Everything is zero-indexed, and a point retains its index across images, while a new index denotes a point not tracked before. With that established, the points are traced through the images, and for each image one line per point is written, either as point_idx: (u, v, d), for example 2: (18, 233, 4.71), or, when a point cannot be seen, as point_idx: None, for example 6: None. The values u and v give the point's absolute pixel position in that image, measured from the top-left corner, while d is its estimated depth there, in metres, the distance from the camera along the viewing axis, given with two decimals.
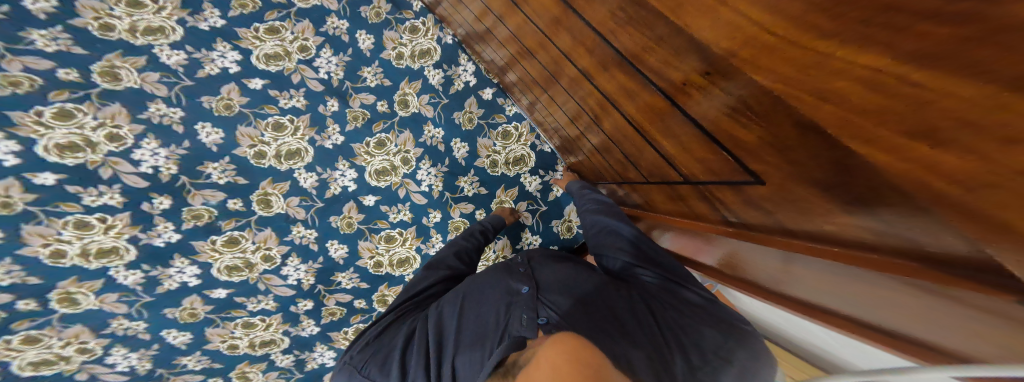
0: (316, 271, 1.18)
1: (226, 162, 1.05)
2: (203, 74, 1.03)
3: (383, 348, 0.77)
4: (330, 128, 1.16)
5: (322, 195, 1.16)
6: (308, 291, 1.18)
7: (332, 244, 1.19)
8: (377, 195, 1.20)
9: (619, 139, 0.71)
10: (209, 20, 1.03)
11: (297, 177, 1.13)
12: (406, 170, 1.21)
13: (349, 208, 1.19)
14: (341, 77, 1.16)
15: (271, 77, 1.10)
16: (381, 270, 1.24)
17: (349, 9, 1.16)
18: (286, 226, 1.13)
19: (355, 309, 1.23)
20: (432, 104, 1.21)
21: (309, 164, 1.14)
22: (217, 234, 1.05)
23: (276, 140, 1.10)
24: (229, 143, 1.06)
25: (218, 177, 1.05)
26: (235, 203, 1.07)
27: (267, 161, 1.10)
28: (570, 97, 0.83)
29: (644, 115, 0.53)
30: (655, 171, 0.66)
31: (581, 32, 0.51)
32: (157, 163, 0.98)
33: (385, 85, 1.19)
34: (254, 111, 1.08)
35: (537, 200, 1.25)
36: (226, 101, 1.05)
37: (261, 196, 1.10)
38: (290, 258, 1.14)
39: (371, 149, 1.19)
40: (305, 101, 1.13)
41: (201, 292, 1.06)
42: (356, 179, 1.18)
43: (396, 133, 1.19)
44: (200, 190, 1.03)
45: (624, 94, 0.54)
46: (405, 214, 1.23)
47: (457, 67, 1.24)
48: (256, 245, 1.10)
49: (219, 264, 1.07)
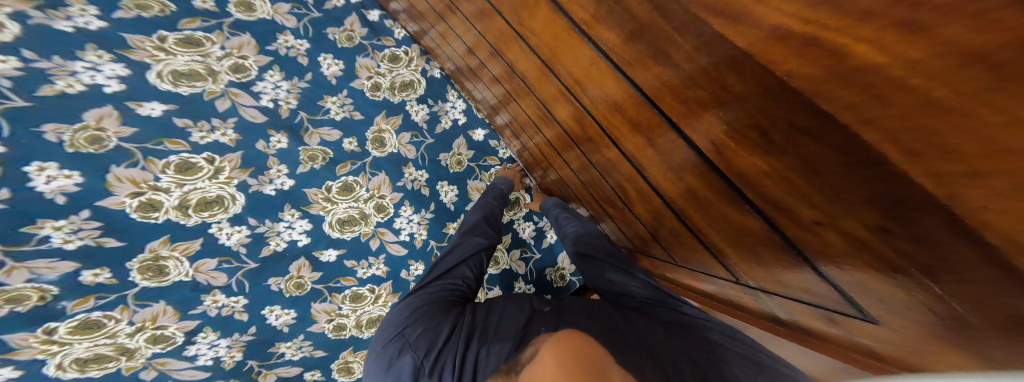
0: (244, 345, 0.90)
1: (83, 218, 0.73)
2: (50, 91, 0.70)
3: (422, 325, 0.67)
4: (273, 170, 0.92)
5: (256, 254, 0.90)
6: (234, 369, 0.89)
7: (273, 311, 0.92)
8: (341, 248, 0.99)
9: (642, 213, 0.70)
10: (76, 20, 0.74)
11: (215, 232, 0.86)
12: (379, 219, 1.04)
13: (297, 267, 0.95)
14: (294, 106, 0.96)
15: (181, 102, 0.83)
16: (342, 334, 1.01)
17: (312, 29, 1.00)
18: (192, 297, 0.84)
19: None
20: (415, 144, 1.10)
21: (238, 215, 0.88)
22: (57, 321, 0.71)
23: (179, 186, 0.82)
24: (93, 192, 0.74)
25: (63, 240, 0.71)
26: (97, 274, 0.74)
27: (161, 213, 0.80)
28: (579, 154, 0.77)
29: (705, 219, 0.50)
30: (691, 253, 0.65)
31: (659, 134, 0.44)
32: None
33: (355, 118, 1.03)
34: (142, 147, 0.78)
35: (531, 247, 1.20)
36: (92, 133, 0.74)
37: (149, 261, 0.79)
38: (200, 333, 0.85)
39: (334, 195, 0.98)
40: (235, 135, 0.89)
41: None
42: (310, 231, 0.96)
43: (367, 175, 1.02)
44: (23, 261, 0.68)
45: (689, 195, 0.49)
46: (379, 268, 1.04)
47: (445, 103, 1.16)
48: (137, 326, 0.78)
49: (60, 358, 0.72)
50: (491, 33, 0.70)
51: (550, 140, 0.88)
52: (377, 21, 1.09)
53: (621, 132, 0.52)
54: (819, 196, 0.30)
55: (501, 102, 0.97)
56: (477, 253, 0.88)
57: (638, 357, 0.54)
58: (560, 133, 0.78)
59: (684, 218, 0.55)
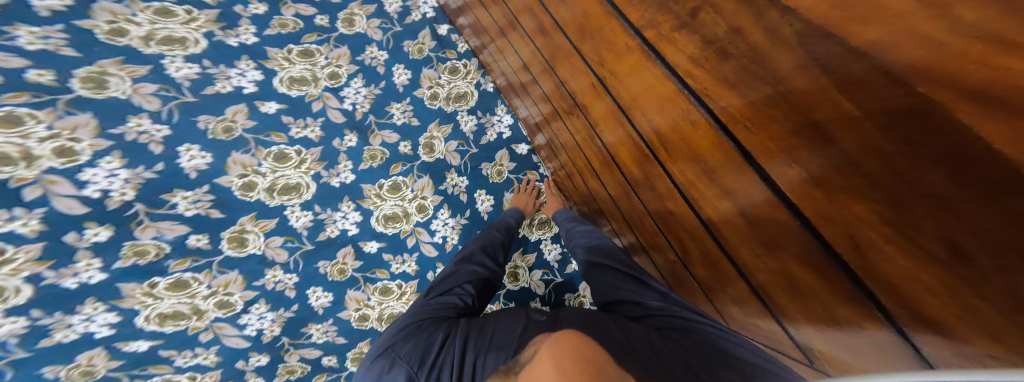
0: (285, 321, 0.95)
1: (204, 191, 0.90)
2: (211, 91, 0.96)
3: (415, 336, 0.67)
4: (340, 164, 1.03)
5: (314, 237, 0.98)
6: (269, 344, 0.93)
7: (314, 292, 0.97)
8: (382, 241, 1.04)
9: (691, 256, 0.62)
10: (241, 37, 1.02)
11: (288, 214, 0.97)
12: (419, 218, 1.07)
13: (344, 254, 1.00)
14: (366, 110, 1.09)
15: (289, 102, 1.02)
16: (365, 324, 1.02)
17: (392, 41, 1.17)
18: (258, 270, 0.92)
19: (321, 369, 0.96)
20: (460, 152, 1.14)
21: (307, 202, 0.99)
22: (160, 276, 0.84)
23: (274, 171, 0.97)
24: (214, 172, 0.92)
25: (185, 207, 0.88)
26: (200, 239, 0.88)
27: (255, 193, 0.95)
28: (621, 178, 0.75)
29: (774, 277, 0.42)
30: (744, 311, 0.54)
31: (712, 156, 0.40)
32: (109, 186, 0.83)
33: (413, 124, 1.12)
34: (257, 137, 0.97)
35: (552, 269, 1.14)
36: (227, 124, 0.95)
37: (235, 233, 0.92)
38: (255, 304, 0.92)
39: (385, 192, 1.05)
40: (320, 133, 1.03)
41: (110, 344, 0.79)
42: (360, 223, 1.02)
43: (414, 177, 1.08)
44: (155, 221, 0.85)
45: (760, 244, 0.41)
46: (410, 265, 1.06)
47: (493, 116, 1.19)
48: (213, 290, 0.88)
49: (150, 311, 0.83)
50: (548, 48, 0.75)
51: (591, 162, 0.88)
52: (445, 35, 1.22)
53: (664, 143, 0.48)
54: (980, 286, 0.21)
55: (547, 120, 1.00)
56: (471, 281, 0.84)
57: (632, 354, 0.50)
58: (603, 158, 0.79)
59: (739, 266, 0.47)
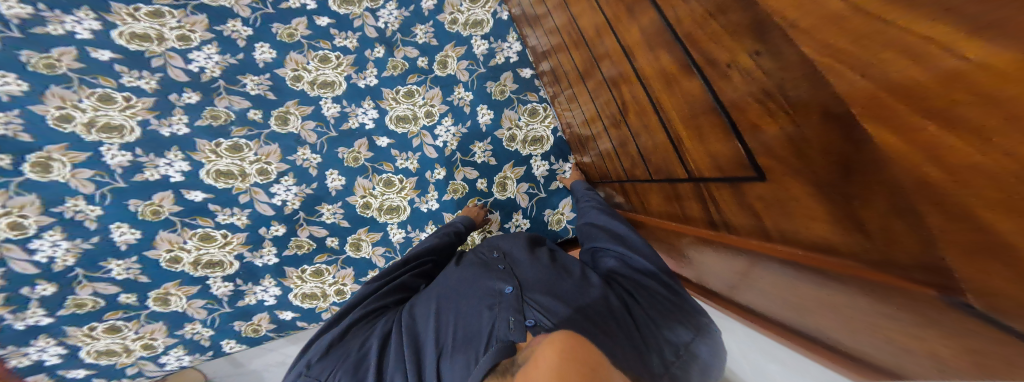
0: (304, 197, 1.22)
1: (263, 78, 1.18)
2: (285, 7, 1.22)
3: (348, 356, 0.76)
4: (368, 70, 1.26)
5: (339, 126, 1.24)
6: (287, 216, 1.21)
7: (331, 174, 1.23)
8: (392, 138, 1.26)
9: (637, 126, 0.84)
10: None
11: (322, 105, 1.23)
12: (426, 123, 1.27)
13: (359, 144, 1.24)
14: (395, 28, 1.28)
15: (337, 18, 1.26)
16: (367, 211, 1.27)
17: None
18: (293, 146, 1.20)
19: (323, 248, 1.25)
20: (469, 71, 1.28)
21: (337, 96, 1.24)
22: (224, 139, 1.14)
23: (317, 70, 1.23)
24: (276, 63, 1.20)
25: (251, 87, 1.17)
26: (256, 114, 1.17)
27: (301, 85, 1.21)
28: (610, 104, 0.94)
29: (668, 98, 0.66)
30: (655, 142, 0.80)
31: (643, 20, 0.65)
32: (205, 65, 1.14)
33: (432, 44, 1.29)
34: (310, 43, 1.23)
35: (538, 185, 1.33)
36: (289, 31, 1.21)
37: (282, 113, 1.20)
38: (285, 177, 1.20)
39: (399, 97, 1.26)
40: (356, 44, 1.26)
41: (177, 190, 1.11)
42: (376, 119, 1.25)
43: (427, 87, 1.27)
44: (229, 95, 1.15)
45: (659, 75, 0.66)
46: (412, 163, 1.27)
47: (503, 43, 1.30)
48: (257, 157, 1.17)
49: (211, 166, 1.13)
50: None
51: (591, 88, 1.00)
52: None
53: (625, 25, 0.73)
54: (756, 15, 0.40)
55: (554, 50, 1.12)
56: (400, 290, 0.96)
57: (610, 333, 0.63)
58: (600, 84, 0.95)
59: (658, 105, 0.71)
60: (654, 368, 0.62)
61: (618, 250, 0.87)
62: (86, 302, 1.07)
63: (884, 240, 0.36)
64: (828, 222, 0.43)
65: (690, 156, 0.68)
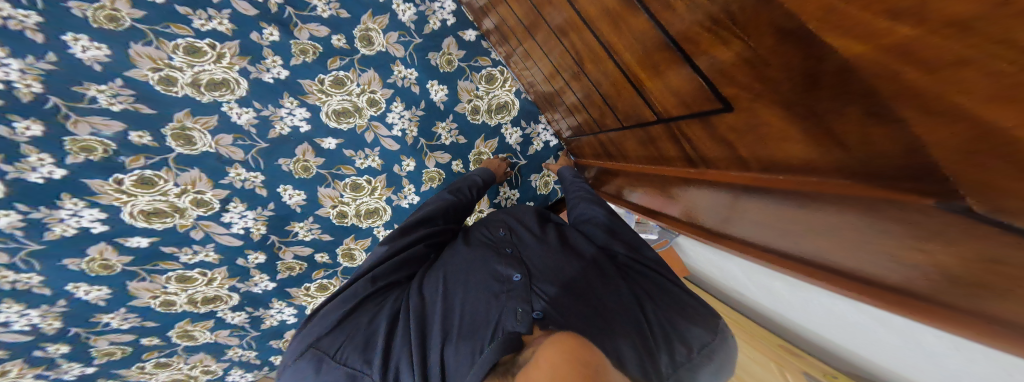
0: (266, 219, 1.07)
1: (119, 85, 0.84)
2: None
3: (354, 337, 0.70)
4: (268, 60, 0.96)
5: (266, 136, 1.00)
6: (259, 242, 1.08)
7: (286, 190, 1.06)
8: (339, 138, 1.07)
9: (594, 74, 0.75)
10: None
11: (227, 111, 0.95)
12: (372, 113, 1.10)
13: (302, 151, 1.04)
14: (281, 1, 0.96)
15: None
16: (345, 220, 1.16)
17: None
18: (220, 168, 0.97)
19: (316, 264, 1.18)
20: (403, 44, 1.09)
21: (244, 98, 0.96)
22: (122, 173, 0.88)
23: (190, 66, 0.89)
24: (120, 63, 0.83)
25: (107, 102, 0.83)
26: (141, 136, 0.88)
27: (178, 89, 0.89)
28: (562, 53, 0.83)
29: (617, 37, 0.58)
30: (615, 88, 0.72)
31: None
32: (7, 77, 0.75)
33: (341, 17, 1.02)
34: (153, 29, 0.85)
35: (516, 153, 1.27)
36: (109, 12, 0.81)
37: (177, 130, 0.90)
38: (232, 203, 1.01)
39: (327, 87, 1.03)
40: (232, 26, 0.92)
41: (112, 240, 0.92)
42: (309, 119, 1.03)
43: (357, 71, 1.05)
44: (83, 115, 0.82)
45: (603, 10, 0.57)
46: (374, 160, 1.14)
47: (433, 3, 1.11)
48: (183, 188, 0.95)
49: (131, 207, 0.91)
50: None
51: (540, 42, 0.90)
52: None
53: None
54: None
55: (492, 4, 0.98)
56: (414, 249, 0.88)
57: (612, 328, 0.64)
58: (549, 36, 0.84)
59: (608, 48, 0.63)
60: (659, 366, 0.62)
61: (616, 235, 0.83)
62: (113, 351, 1.05)
63: (862, 149, 0.29)
64: (803, 143, 0.36)
65: (655, 97, 0.60)
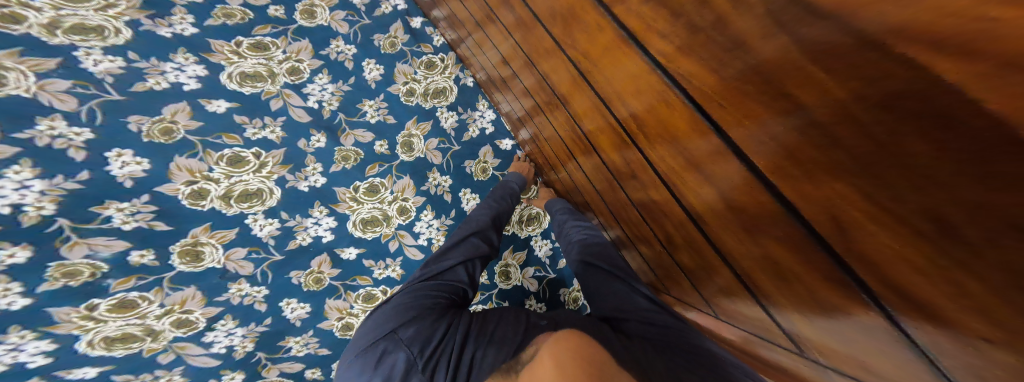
0: (257, 336, 0.87)
1: (143, 201, 0.78)
2: (141, 88, 0.80)
3: (417, 318, 0.58)
4: (309, 167, 0.93)
5: (284, 247, 0.89)
6: (241, 360, 0.86)
7: (289, 303, 0.90)
8: (361, 247, 0.96)
9: (682, 254, 0.51)
10: (175, 27, 0.85)
11: (250, 223, 0.86)
12: (401, 221, 1.00)
13: (319, 262, 0.92)
14: (335, 107, 0.98)
15: (241, 99, 0.89)
16: (350, 335, 0.94)
17: (360, 35, 1.04)
18: (220, 285, 0.83)
19: None
20: (441, 150, 1.06)
21: (273, 208, 0.89)
22: (99, 297, 0.73)
23: (228, 177, 0.85)
24: (155, 179, 0.79)
25: (122, 221, 0.76)
26: (143, 255, 0.77)
27: (207, 202, 0.83)
28: (622, 196, 0.62)
29: (749, 247, 0.34)
30: (712, 281, 0.47)
31: (674, 117, 0.34)
32: (21, 199, 0.69)
33: (388, 122, 1.03)
34: (204, 140, 0.84)
35: (546, 267, 1.09)
36: (165, 125, 0.81)
37: (187, 246, 0.81)
38: (221, 320, 0.84)
39: (360, 195, 0.97)
40: (283, 134, 0.92)
41: (49, 373, 0.71)
42: (334, 229, 0.93)
43: (393, 178, 1.00)
44: (85, 237, 0.73)
45: (729, 209, 0.33)
46: (394, 270, 0.98)
47: (474, 111, 1.12)
48: (166, 308, 0.79)
49: (92, 335, 0.73)
50: (528, 42, 0.68)
51: (584, 168, 0.76)
52: (418, 28, 1.11)
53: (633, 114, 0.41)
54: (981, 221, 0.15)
55: (530, 114, 0.92)
56: (464, 262, 0.75)
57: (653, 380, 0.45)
58: (596, 163, 0.67)
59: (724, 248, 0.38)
60: None
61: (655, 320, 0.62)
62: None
63: None
64: None
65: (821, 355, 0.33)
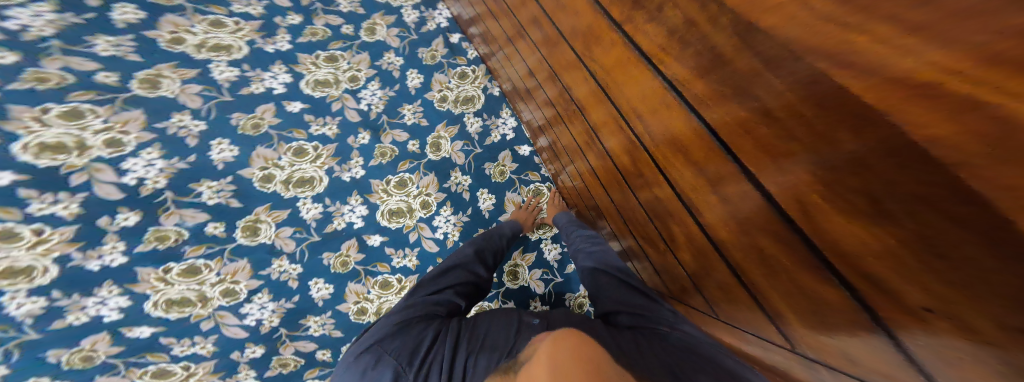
0: (284, 312, 0.95)
1: (227, 181, 1.00)
2: (246, 91, 1.09)
3: (405, 335, 0.66)
4: (352, 160, 1.09)
5: (321, 229, 1.02)
6: (265, 335, 0.93)
7: (316, 283, 0.99)
8: (385, 235, 1.05)
9: (682, 251, 0.59)
10: (277, 44, 1.15)
11: (300, 206, 1.03)
12: (422, 214, 1.08)
13: (347, 246, 1.03)
14: (380, 109, 1.16)
15: (313, 102, 1.12)
16: (363, 319, 0.99)
17: (409, 48, 1.24)
18: (266, 258, 0.97)
19: (314, 363, 0.94)
20: (465, 152, 1.14)
21: (318, 194, 1.05)
22: (176, 262, 0.91)
23: (292, 165, 1.05)
24: (240, 163, 1.02)
25: (209, 196, 0.97)
26: (216, 227, 0.96)
27: (272, 186, 1.02)
28: (634, 201, 0.70)
29: (737, 237, 0.42)
30: (708, 277, 0.54)
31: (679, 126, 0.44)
32: (144, 175, 0.94)
33: (421, 124, 1.15)
34: (281, 134, 1.07)
35: (553, 269, 1.10)
36: (255, 121, 1.06)
37: (250, 222, 0.98)
38: (259, 294, 0.95)
39: (391, 187, 1.08)
40: (337, 131, 1.11)
41: (116, 329, 0.84)
42: (365, 216, 1.06)
43: (420, 174, 1.10)
44: (179, 209, 0.94)
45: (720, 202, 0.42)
46: (411, 260, 1.05)
47: (497, 118, 1.20)
48: (220, 277, 0.93)
49: (159, 296, 0.89)
50: (556, 59, 0.78)
51: (599, 174, 0.85)
52: (456, 43, 1.27)
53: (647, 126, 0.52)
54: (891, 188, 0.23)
55: (550, 123, 1.01)
56: (454, 285, 0.82)
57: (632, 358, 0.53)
58: (609, 167, 0.76)
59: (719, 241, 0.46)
60: None
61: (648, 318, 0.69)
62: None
63: None
64: None
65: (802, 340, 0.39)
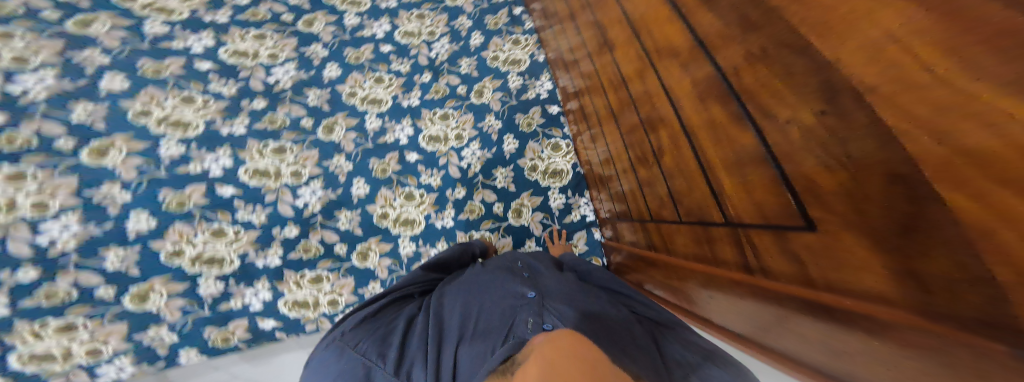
0: (326, 201, 1.15)
1: (323, 91, 1.30)
2: (360, 34, 1.42)
3: (375, 337, 0.66)
4: (413, 92, 1.33)
5: (377, 140, 1.26)
6: (304, 219, 1.13)
7: (358, 181, 1.19)
8: (421, 154, 1.24)
9: (665, 162, 0.73)
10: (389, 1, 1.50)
11: (366, 118, 1.28)
12: (455, 144, 1.26)
13: (391, 157, 1.23)
14: (444, 58, 1.40)
15: (398, 45, 1.41)
16: (383, 222, 1.16)
17: (478, 14, 1.48)
18: (331, 152, 1.21)
19: (331, 254, 1.10)
20: (502, 102, 1.33)
21: (383, 112, 1.30)
22: (271, 140, 1.20)
23: (370, 88, 1.33)
24: (339, 80, 1.33)
25: (314, 99, 1.28)
26: (307, 122, 1.24)
27: (353, 100, 1.30)
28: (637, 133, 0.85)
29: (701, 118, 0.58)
30: (678, 179, 0.69)
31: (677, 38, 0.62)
32: (282, 77, 1.30)
33: (472, 75, 1.37)
34: (371, 66, 1.37)
35: (552, 216, 1.22)
36: (358, 55, 1.38)
37: (330, 123, 1.25)
38: (314, 181, 1.17)
39: (435, 118, 1.29)
40: (409, 68, 1.37)
41: (209, 184, 1.11)
42: (410, 136, 1.26)
43: (462, 112, 1.31)
44: (291, 102, 1.26)
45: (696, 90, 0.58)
46: (435, 179, 1.22)
47: (536, 81, 1.38)
48: (297, 159, 1.19)
49: (250, 166, 1.16)
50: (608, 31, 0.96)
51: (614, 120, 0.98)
52: (518, 14, 1.49)
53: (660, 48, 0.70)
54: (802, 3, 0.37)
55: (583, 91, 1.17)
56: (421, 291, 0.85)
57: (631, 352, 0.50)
58: (625, 106, 0.89)
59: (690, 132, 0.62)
60: None
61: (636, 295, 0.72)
62: (58, 293, 0.94)
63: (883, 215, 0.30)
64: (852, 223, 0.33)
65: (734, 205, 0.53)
